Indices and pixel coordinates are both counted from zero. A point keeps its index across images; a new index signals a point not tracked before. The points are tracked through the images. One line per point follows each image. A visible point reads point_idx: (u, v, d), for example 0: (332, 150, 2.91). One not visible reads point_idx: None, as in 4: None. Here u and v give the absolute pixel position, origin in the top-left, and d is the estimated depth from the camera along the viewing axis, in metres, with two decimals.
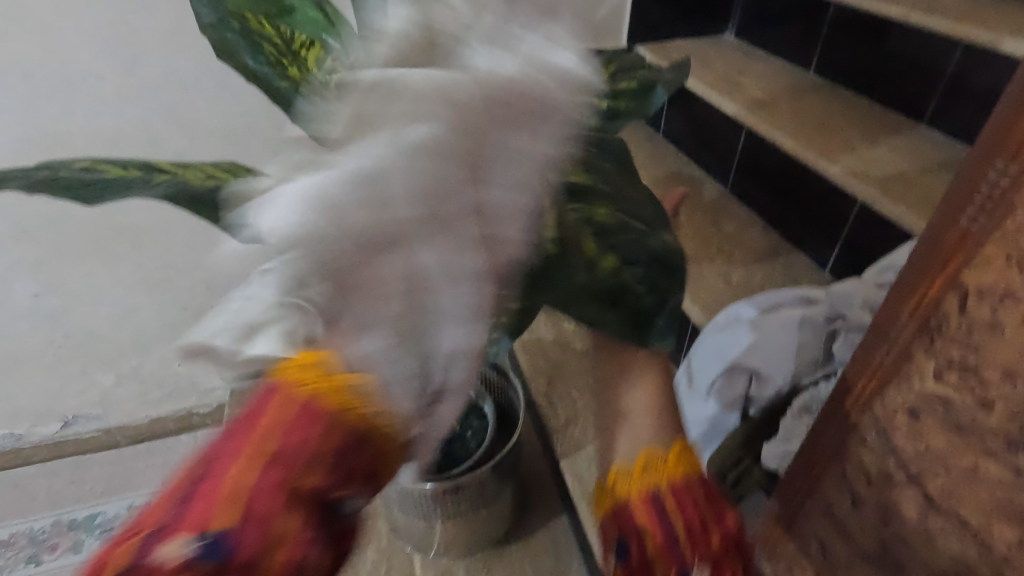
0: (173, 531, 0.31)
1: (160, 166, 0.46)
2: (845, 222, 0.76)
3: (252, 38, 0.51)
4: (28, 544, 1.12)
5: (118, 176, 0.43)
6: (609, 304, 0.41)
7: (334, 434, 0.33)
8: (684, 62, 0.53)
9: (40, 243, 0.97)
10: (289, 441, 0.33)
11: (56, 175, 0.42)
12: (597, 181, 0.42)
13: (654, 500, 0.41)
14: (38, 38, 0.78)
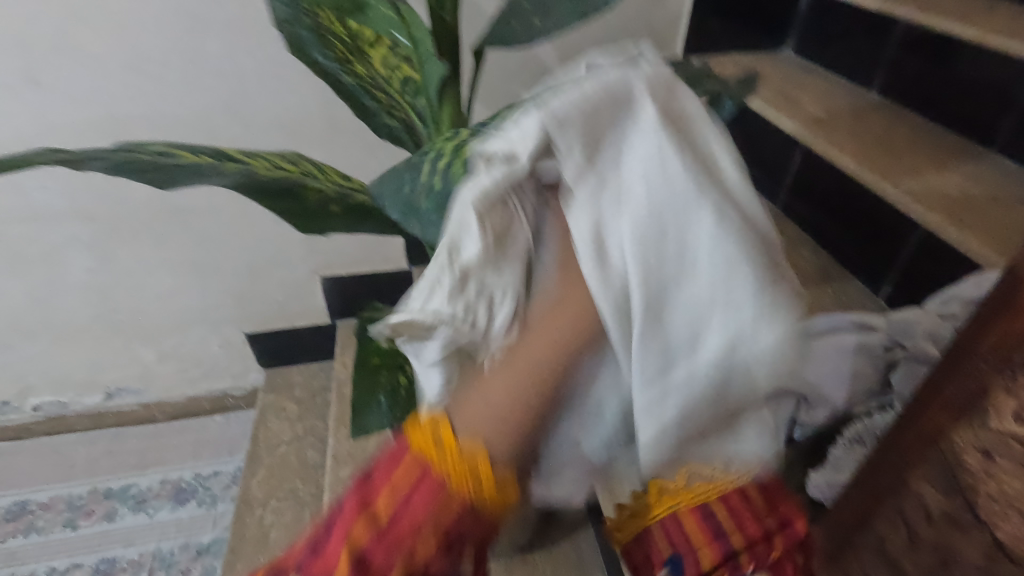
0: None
1: (229, 154, 0.48)
2: (904, 248, 0.73)
3: (322, 34, 0.51)
4: (67, 508, 1.24)
5: (192, 163, 0.44)
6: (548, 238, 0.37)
7: (448, 508, 0.33)
8: (751, 75, 0.53)
9: (97, 221, 1.01)
10: (401, 509, 0.33)
11: (132, 158, 0.43)
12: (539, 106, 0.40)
13: (708, 517, 0.43)
14: (110, 25, 0.82)
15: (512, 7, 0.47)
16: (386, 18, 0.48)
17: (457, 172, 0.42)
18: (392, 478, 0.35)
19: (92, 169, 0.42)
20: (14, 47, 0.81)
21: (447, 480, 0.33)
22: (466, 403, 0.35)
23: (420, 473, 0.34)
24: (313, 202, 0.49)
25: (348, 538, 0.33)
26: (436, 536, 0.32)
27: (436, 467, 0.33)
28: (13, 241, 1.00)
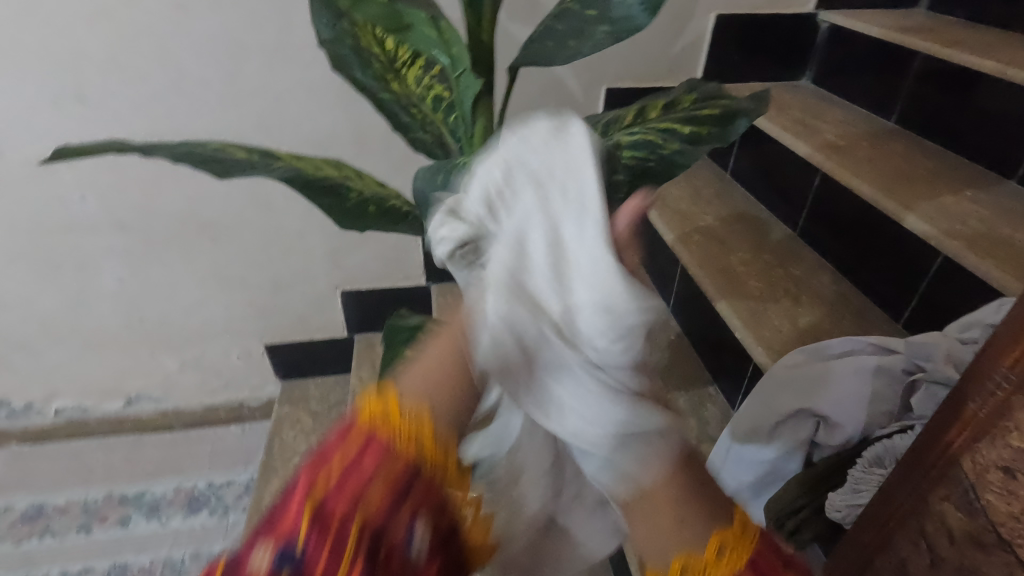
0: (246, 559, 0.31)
1: (279, 154, 0.52)
2: (925, 275, 0.73)
3: (363, 53, 0.55)
4: (83, 513, 1.23)
5: (247, 158, 0.48)
6: None
7: (402, 461, 0.36)
8: (768, 93, 0.52)
9: (131, 231, 1.05)
10: (355, 463, 0.35)
11: (194, 151, 0.47)
12: None
13: None
14: (157, 45, 0.86)
15: (548, 27, 0.49)
16: (425, 38, 0.51)
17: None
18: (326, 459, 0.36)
19: (158, 157, 0.45)
20: (68, 64, 0.86)
21: (400, 440, 0.36)
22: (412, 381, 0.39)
23: (369, 437, 0.36)
24: (352, 202, 0.52)
25: (303, 498, 0.33)
26: (386, 493, 0.34)
27: (390, 432, 0.36)
28: (51, 248, 1.04)
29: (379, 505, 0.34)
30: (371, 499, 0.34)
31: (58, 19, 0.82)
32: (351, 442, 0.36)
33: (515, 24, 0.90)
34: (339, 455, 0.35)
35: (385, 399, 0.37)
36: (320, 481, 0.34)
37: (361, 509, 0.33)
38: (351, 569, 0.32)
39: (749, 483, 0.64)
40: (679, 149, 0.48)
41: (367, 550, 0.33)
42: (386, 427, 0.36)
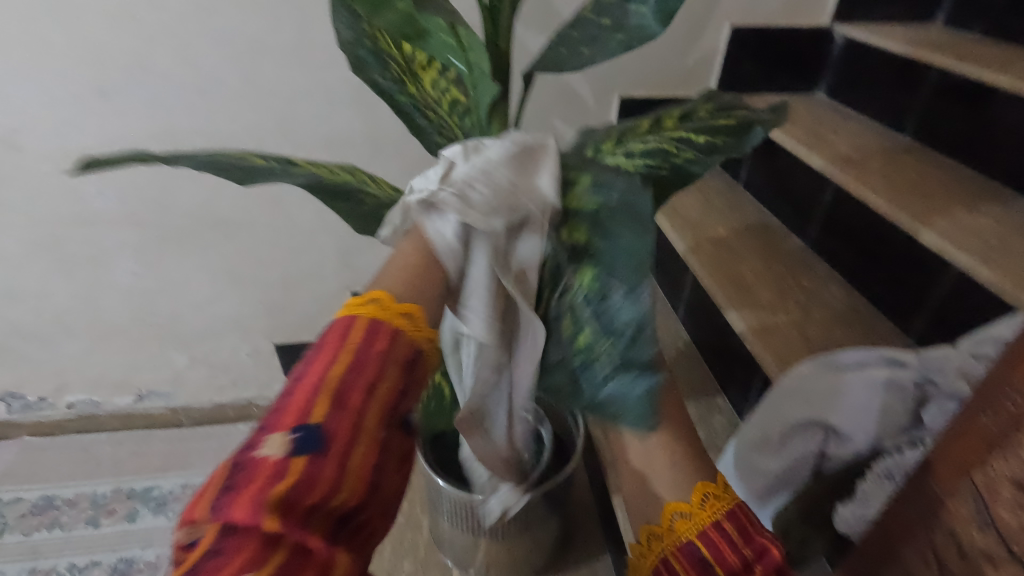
0: (260, 445, 0.29)
1: (296, 160, 0.52)
2: (936, 289, 0.73)
3: (381, 55, 0.57)
4: (91, 506, 1.24)
5: (265, 166, 0.49)
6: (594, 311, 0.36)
7: (399, 343, 0.35)
8: (782, 106, 0.53)
9: (148, 227, 1.06)
10: (367, 346, 0.34)
11: (215, 158, 0.47)
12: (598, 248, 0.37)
13: (692, 554, 0.43)
14: (180, 45, 0.88)
15: (563, 35, 0.50)
16: (443, 44, 0.51)
17: (570, 334, 0.38)
18: (325, 345, 0.34)
19: (180, 165, 0.46)
20: (92, 62, 0.88)
21: (394, 326, 0.35)
22: (390, 281, 0.39)
23: (372, 322, 0.35)
24: (368, 206, 0.53)
25: (326, 374, 0.32)
26: (395, 368, 0.34)
27: (386, 320, 0.35)
28: (69, 242, 1.06)
29: (391, 379, 0.34)
30: (383, 374, 0.34)
31: (84, 18, 0.84)
32: (360, 326, 0.35)
33: (530, 32, 0.91)
34: (351, 335, 0.34)
35: (371, 296, 0.37)
36: (342, 357, 0.33)
37: (376, 384, 0.33)
38: (375, 432, 0.32)
39: (758, 494, 0.63)
40: (695, 158, 0.48)
41: (392, 422, 0.33)
42: (382, 313, 0.35)
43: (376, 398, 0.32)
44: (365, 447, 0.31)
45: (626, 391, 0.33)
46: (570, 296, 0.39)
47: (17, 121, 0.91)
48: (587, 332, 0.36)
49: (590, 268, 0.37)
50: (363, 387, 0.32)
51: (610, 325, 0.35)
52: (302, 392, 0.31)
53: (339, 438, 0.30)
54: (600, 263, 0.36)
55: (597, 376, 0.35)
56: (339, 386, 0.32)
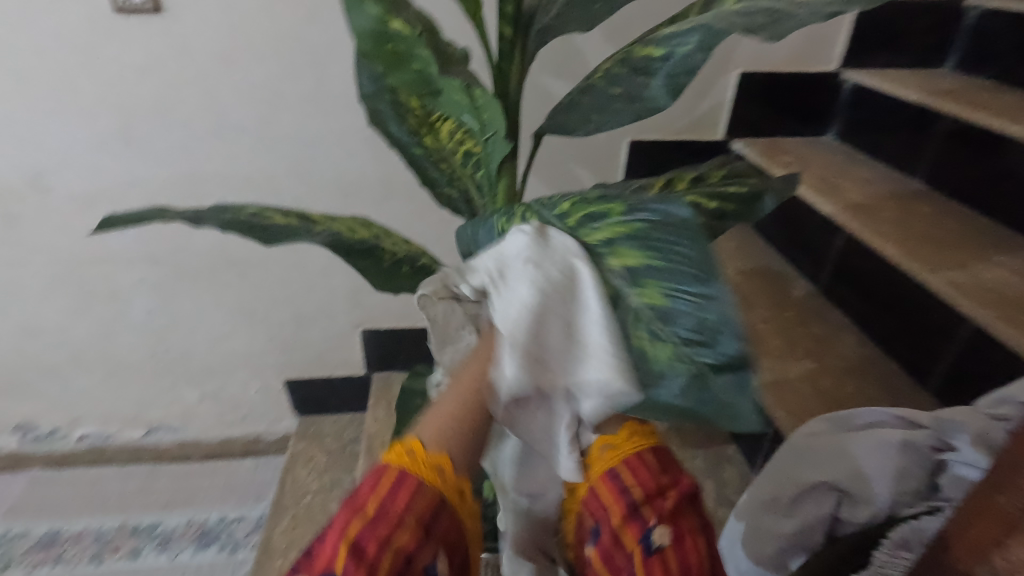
0: None
1: (316, 216, 0.52)
2: (953, 343, 0.71)
3: (399, 108, 0.58)
4: (95, 542, 1.23)
5: (287, 224, 0.48)
6: (680, 311, 0.33)
7: (424, 500, 0.39)
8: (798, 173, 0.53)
9: (165, 265, 1.08)
10: (389, 501, 0.39)
11: (238, 217, 0.47)
12: (642, 251, 0.36)
13: (613, 477, 0.46)
14: (202, 94, 0.91)
15: (574, 102, 0.52)
16: (455, 103, 0.50)
17: (649, 354, 0.35)
18: (358, 496, 0.40)
19: (204, 226, 0.46)
20: (118, 109, 0.91)
21: (422, 479, 0.40)
22: (427, 427, 0.43)
23: (399, 479, 0.40)
24: (387, 262, 0.54)
25: (348, 531, 0.37)
26: (413, 522, 0.38)
27: (413, 476, 0.40)
28: (88, 279, 1.08)
29: (407, 536, 0.38)
30: (402, 526, 0.38)
31: (112, 69, 0.88)
32: (390, 481, 0.40)
33: (540, 81, 0.93)
34: (377, 490, 0.40)
35: (406, 446, 0.42)
36: (364, 512, 0.38)
37: (391, 539, 0.37)
38: None
39: (767, 558, 0.61)
40: (703, 222, 0.49)
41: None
42: (410, 470, 0.40)
43: (389, 552, 0.36)
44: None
45: (748, 386, 0.31)
46: (632, 318, 0.36)
47: (44, 165, 0.94)
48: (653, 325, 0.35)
49: (645, 273, 0.35)
50: (381, 541, 0.37)
51: (688, 327, 0.33)
52: (329, 543, 0.37)
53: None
54: (653, 268, 0.35)
55: (681, 389, 0.33)
56: (357, 538, 0.37)
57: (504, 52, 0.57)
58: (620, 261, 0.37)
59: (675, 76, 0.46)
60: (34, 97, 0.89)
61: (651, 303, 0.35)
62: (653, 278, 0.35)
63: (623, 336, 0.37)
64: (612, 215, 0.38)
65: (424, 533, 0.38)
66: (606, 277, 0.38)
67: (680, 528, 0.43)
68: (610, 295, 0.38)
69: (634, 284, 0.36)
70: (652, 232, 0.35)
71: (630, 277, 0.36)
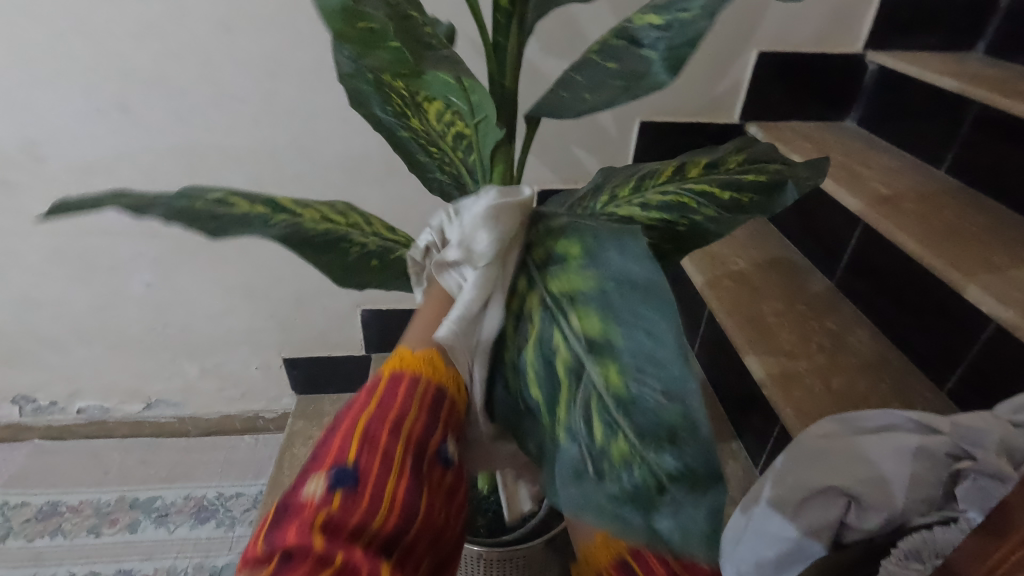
0: (311, 480, 0.37)
1: (283, 204, 0.49)
2: (975, 343, 0.69)
3: (383, 90, 0.56)
4: (94, 514, 1.23)
5: (244, 212, 0.46)
6: (636, 377, 0.30)
7: (419, 391, 0.44)
8: (823, 159, 0.51)
9: (162, 240, 1.06)
10: (389, 396, 0.43)
11: (190, 206, 0.44)
12: (594, 300, 0.34)
13: None
14: (199, 63, 0.88)
15: (568, 79, 0.48)
16: (442, 83, 0.48)
17: (594, 435, 0.31)
18: (359, 400, 0.43)
19: (150, 215, 0.42)
20: (113, 77, 0.88)
21: (420, 375, 0.45)
22: (412, 337, 0.50)
23: (396, 380, 0.44)
24: (353, 256, 0.53)
25: (358, 424, 0.40)
26: (417, 407, 0.42)
27: (407, 375, 0.45)
28: (85, 251, 1.06)
29: (414, 420, 0.41)
30: (406, 415, 0.41)
31: (106, 35, 0.84)
32: (382, 383, 0.44)
33: (550, 57, 0.89)
34: (377, 392, 0.44)
35: (399, 358, 0.46)
36: (369, 411, 0.42)
37: (399, 426, 0.41)
38: (400, 465, 0.38)
39: (771, 559, 0.58)
40: (717, 216, 0.48)
41: (415, 453, 0.40)
42: (405, 371, 0.45)
43: (401, 430, 0.40)
44: (389, 479, 0.37)
45: (697, 475, 0.27)
46: (588, 395, 0.32)
47: (39, 134, 0.92)
48: (603, 408, 0.31)
49: (597, 328, 0.33)
50: (388, 426, 0.40)
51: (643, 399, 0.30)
52: (338, 440, 0.40)
53: (366, 475, 0.37)
54: (609, 325, 0.33)
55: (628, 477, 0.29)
56: (369, 426, 0.40)
57: (500, 24, 0.53)
58: (572, 306, 0.35)
59: (671, 47, 0.44)
60: (27, 62, 0.86)
61: (602, 360, 0.32)
62: (603, 333, 0.33)
63: (567, 399, 0.34)
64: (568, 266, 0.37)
65: (428, 412, 0.43)
66: (561, 333, 0.35)
67: None
68: (559, 351, 0.35)
69: (586, 336, 0.33)
70: (608, 291, 0.33)
71: (582, 325, 0.34)
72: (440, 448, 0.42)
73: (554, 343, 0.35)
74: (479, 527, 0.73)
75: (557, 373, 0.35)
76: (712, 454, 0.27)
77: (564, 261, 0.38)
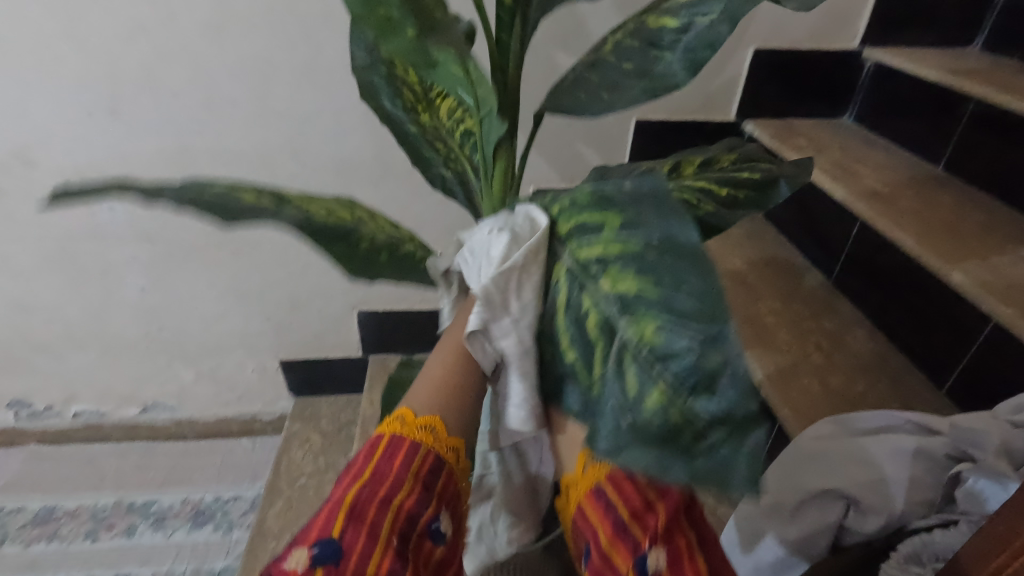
0: (285, 556, 0.31)
1: (291, 193, 0.47)
2: (972, 343, 0.69)
3: (395, 83, 0.57)
4: (91, 519, 1.22)
5: (253, 200, 0.42)
6: (664, 329, 0.28)
7: (420, 458, 0.37)
8: (809, 158, 0.52)
9: (156, 243, 1.05)
10: (386, 464, 0.37)
11: (197, 194, 0.41)
12: (623, 255, 0.33)
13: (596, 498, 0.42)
14: (191, 65, 0.87)
15: (581, 79, 0.48)
16: (451, 78, 0.45)
17: (622, 387, 0.29)
18: (353, 466, 0.37)
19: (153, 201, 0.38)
20: (103, 79, 0.87)
21: (420, 439, 0.38)
22: (416, 396, 0.41)
23: (394, 444, 0.38)
24: (362, 249, 0.50)
25: (346, 496, 0.34)
26: (415, 483, 0.36)
27: (410, 438, 0.38)
28: (78, 255, 1.05)
29: (407, 497, 0.35)
30: (399, 486, 0.35)
31: (95, 36, 0.83)
32: (379, 447, 0.38)
33: (545, 56, 0.88)
34: (371, 459, 0.37)
35: (397, 414, 0.40)
36: (359, 480, 0.35)
37: (391, 500, 0.34)
38: (386, 550, 0.32)
39: (768, 562, 0.59)
40: (716, 212, 0.47)
41: (405, 535, 0.33)
42: (405, 429, 0.39)
43: (393, 509, 0.34)
44: (377, 559, 0.31)
45: (730, 424, 0.25)
46: (617, 348, 0.30)
47: (30, 137, 0.91)
48: (637, 362, 0.29)
49: (626, 281, 0.31)
50: (379, 500, 0.34)
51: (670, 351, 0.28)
52: (322, 510, 0.34)
53: (352, 549, 0.31)
54: (643, 278, 0.31)
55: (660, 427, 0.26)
56: (357, 497, 0.34)
57: (503, 22, 0.52)
58: (598, 264, 0.34)
59: (694, 50, 0.44)
60: (17, 65, 0.85)
61: (632, 315, 0.30)
62: (631, 288, 0.31)
63: (594, 358, 0.33)
64: (591, 222, 0.36)
65: (424, 485, 0.37)
66: (587, 292, 0.34)
67: (674, 545, 0.39)
68: (585, 309, 0.34)
69: (613, 292, 0.32)
70: (640, 243, 0.32)
71: (608, 283, 0.32)
72: (436, 524, 0.36)
73: (578, 302, 0.35)
74: None
75: (587, 333, 0.34)
76: (743, 399, 0.25)
77: (589, 218, 0.36)
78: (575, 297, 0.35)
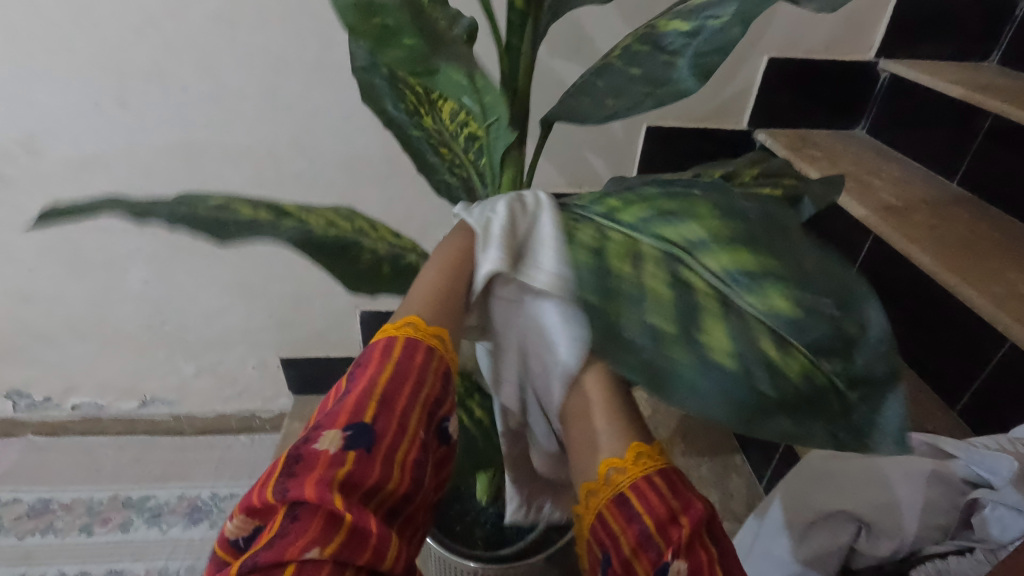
0: (319, 436, 0.37)
1: (289, 209, 0.49)
2: (987, 363, 0.68)
3: (397, 85, 0.55)
4: (86, 512, 1.21)
5: (252, 218, 0.45)
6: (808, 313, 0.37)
7: (432, 363, 0.43)
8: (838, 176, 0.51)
9: (159, 237, 1.05)
10: (407, 360, 0.42)
11: (193, 212, 0.43)
12: (738, 247, 0.39)
13: (620, 505, 0.41)
14: (200, 58, 0.86)
15: (588, 84, 0.47)
16: (454, 83, 0.46)
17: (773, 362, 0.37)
18: (369, 359, 0.42)
19: (152, 220, 0.41)
20: (111, 70, 0.86)
21: (431, 343, 0.44)
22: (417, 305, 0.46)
23: (413, 344, 0.43)
24: (363, 265, 0.51)
25: (375, 386, 0.40)
26: (433, 380, 0.43)
27: (423, 341, 0.44)
28: (81, 246, 1.05)
29: (428, 388, 0.42)
30: (420, 383, 0.42)
31: (103, 26, 0.83)
32: (395, 343, 0.43)
33: (557, 58, 0.87)
34: (394, 352, 0.42)
35: (407, 320, 0.45)
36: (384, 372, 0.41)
37: (417, 394, 0.41)
38: (410, 436, 0.39)
39: None
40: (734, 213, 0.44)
41: (424, 422, 0.41)
42: (417, 333, 0.44)
43: (418, 402, 0.41)
44: (404, 447, 0.39)
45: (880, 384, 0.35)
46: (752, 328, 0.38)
47: (36, 126, 0.90)
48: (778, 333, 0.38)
49: (746, 270, 0.39)
50: (407, 390, 0.41)
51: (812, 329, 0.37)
52: (350, 396, 0.40)
53: (383, 438, 0.38)
54: (772, 269, 0.38)
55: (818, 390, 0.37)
56: (386, 389, 0.40)
57: (514, 23, 0.51)
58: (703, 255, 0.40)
59: (703, 56, 0.43)
60: (24, 55, 0.84)
61: (763, 303, 0.38)
62: (757, 277, 0.38)
63: (710, 337, 0.38)
64: (677, 215, 0.42)
65: (439, 383, 0.43)
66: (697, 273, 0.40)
67: (698, 560, 0.38)
68: (701, 294, 0.40)
69: (732, 278, 0.39)
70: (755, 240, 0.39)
71: (725, 269, 0.39)
72: (443, 424, 0.44)
73: (686, 283, 0.40)
74: (476, 540, 0.72)
75: (702, 316, 0.39)
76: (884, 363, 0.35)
77: (687, 217, 0.42)
78: (679, 279, 0.41)
